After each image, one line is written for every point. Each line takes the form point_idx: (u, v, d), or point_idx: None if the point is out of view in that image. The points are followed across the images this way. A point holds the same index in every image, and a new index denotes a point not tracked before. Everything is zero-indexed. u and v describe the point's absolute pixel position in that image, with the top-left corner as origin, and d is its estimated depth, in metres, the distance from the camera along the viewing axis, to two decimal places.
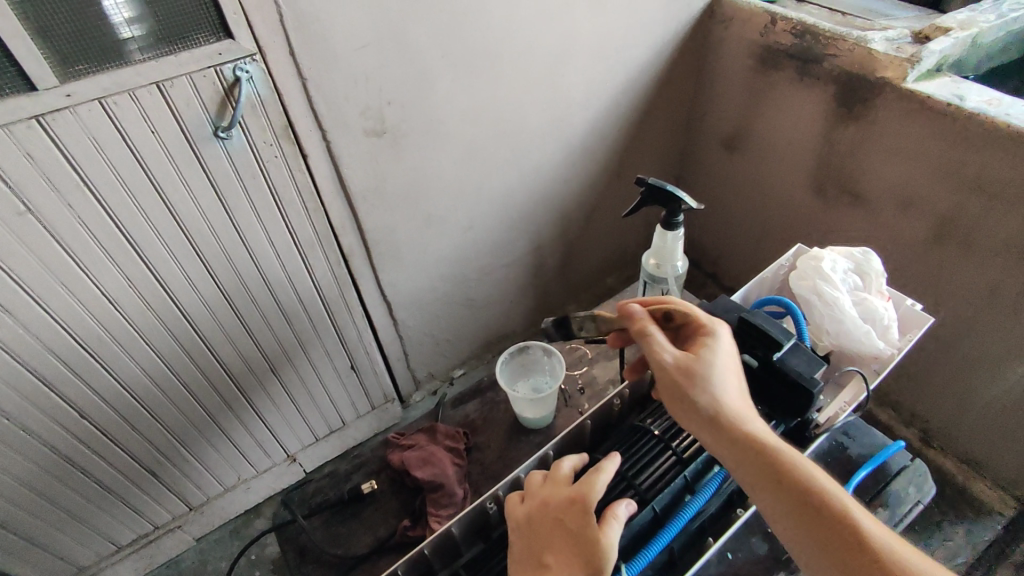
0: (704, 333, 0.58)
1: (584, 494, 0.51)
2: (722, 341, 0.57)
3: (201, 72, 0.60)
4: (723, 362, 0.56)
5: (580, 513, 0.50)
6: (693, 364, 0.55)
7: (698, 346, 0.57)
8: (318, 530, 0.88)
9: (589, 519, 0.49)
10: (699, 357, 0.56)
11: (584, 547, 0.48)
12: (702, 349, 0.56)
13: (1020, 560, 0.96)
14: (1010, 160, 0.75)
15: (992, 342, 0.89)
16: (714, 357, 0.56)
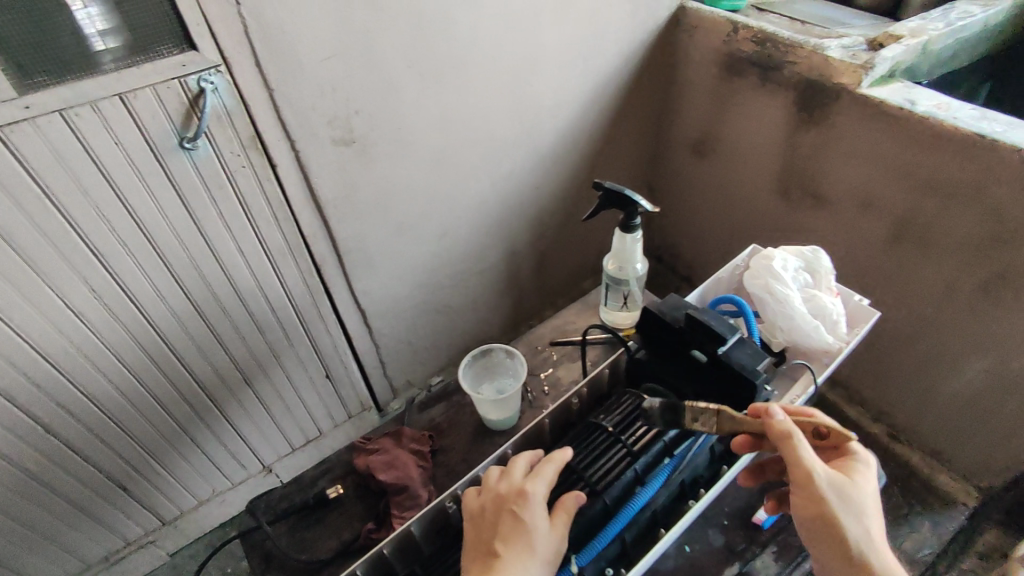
0: (857, 458, 0.53)
1: (540, 486, 0.53)
2: (877, 471, 0.53)
3: (165, 83, 0.60)
4: (873, 497, 0.51)
5: (532, 505, 0.52)
6: (851, 492, 0.50)
7: (855, 471, 0.52)
8: (283, 537, 0.75)
9: (540, 512, 0.51)
10: (855, 485, 0.50)
11: (543, 539, 0.50)
12: (858, 476, 0.51)
13: (985, 550, 1.00)
14: (959, 162, 0.78)
15: (951, 338, 0.92)
16: (872, 490, 0.51)
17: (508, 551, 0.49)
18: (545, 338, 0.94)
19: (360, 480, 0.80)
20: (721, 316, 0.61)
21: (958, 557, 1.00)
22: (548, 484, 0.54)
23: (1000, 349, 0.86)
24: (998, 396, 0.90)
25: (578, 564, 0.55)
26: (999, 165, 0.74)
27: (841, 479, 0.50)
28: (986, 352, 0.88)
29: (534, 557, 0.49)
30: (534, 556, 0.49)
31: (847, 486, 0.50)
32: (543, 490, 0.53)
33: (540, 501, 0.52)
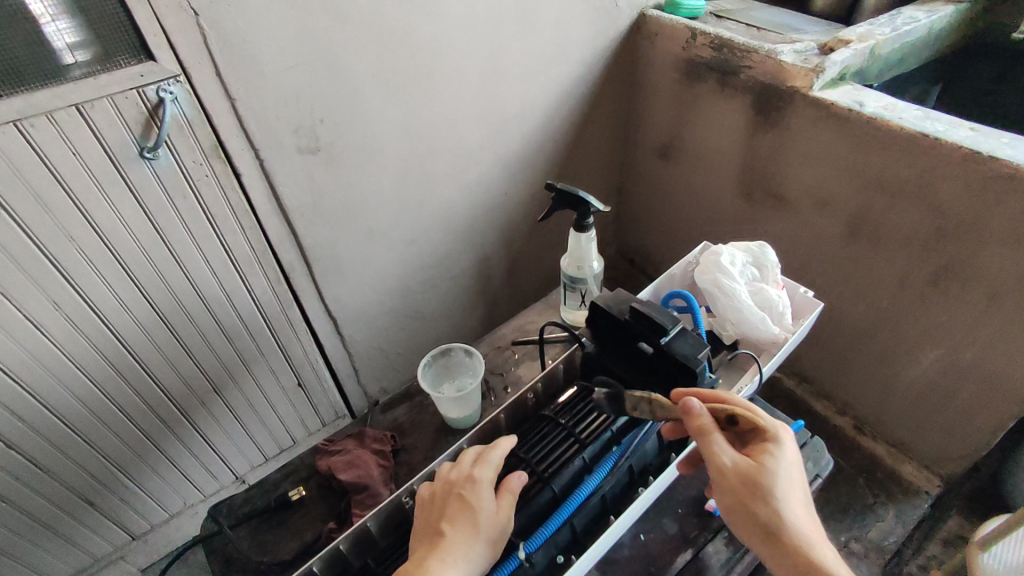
0: (774, 443, 0.54)
1: (486, 472, 0.56)
2: (792, 450, 0.54)
3: (123, 93, 0.60)
4: (787, 478, 0.52)
5: (479, 487, 0.55)
6: (759, 476, 0.51)
7: (768, 456, 0.53)
8: (245, 540, 0.75)
9: (485, 494, 0.54)
10: (767, 470, 0.52)
11: (485, 518, 0.53)
12: (770, 460, 0.52)
13: (946, 536, 1.06)
14: (906, 160, 0.82)
15: (908, 330, 0.95)
16: (789, 472, 0.52)
17: (453, 530, 0.51)
18: (507, 338, 0.96)
19: (322, 481, 0.80)
20: (667, 313, 0.65)
21: (923, 545, 1.05)
22: (494, 468, 0.57)
23: (952, 339, 0.89)
24: (953, 385, 0.93)
25: (526, 551, 0.56)
26: (942, 163, 0.78)
27: (751, 467, 0.52)
28: (940, 343, 0.91)
29: (478, 535, 0.52)
30: (479, 533, 0.52)
31: (758, 474, 0.52)
32: (490, 474, 0.56)
33: (487, 484, 0.55)
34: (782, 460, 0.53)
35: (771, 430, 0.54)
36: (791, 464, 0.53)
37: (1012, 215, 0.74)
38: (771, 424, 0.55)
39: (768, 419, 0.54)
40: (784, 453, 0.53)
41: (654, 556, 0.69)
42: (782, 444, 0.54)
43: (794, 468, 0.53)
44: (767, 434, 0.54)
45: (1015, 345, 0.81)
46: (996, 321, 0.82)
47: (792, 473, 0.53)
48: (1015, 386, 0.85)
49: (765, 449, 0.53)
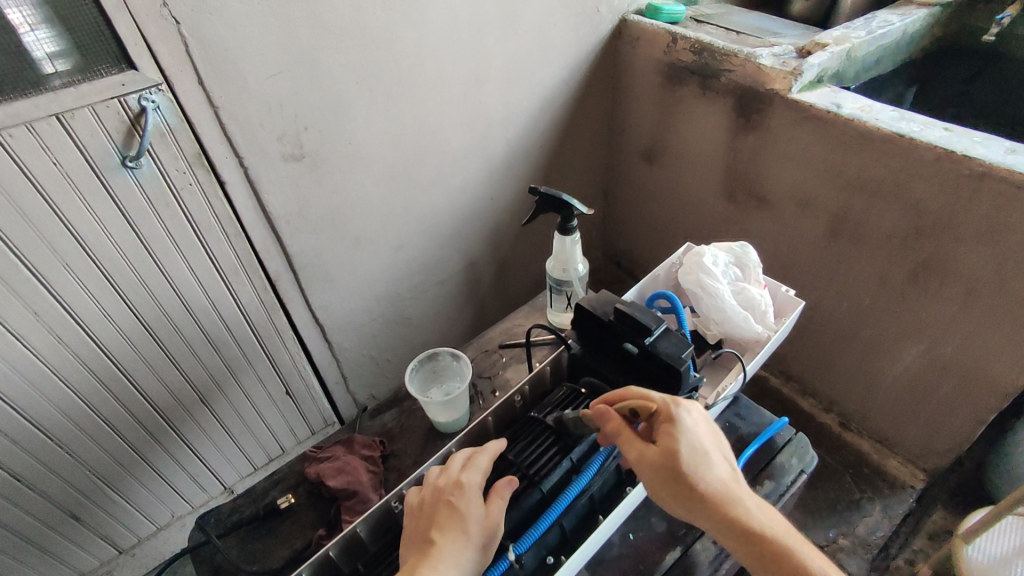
0: (670, 422, 0.54)
1: (473, 478, 0.56)
2: (692, 427, 0.54)
3: (104, 102, 0.60)
4: (691, 455, 0.53)
5: (467, 494, 0.54)
6: (665, 464, 0.53)
7: (667, 438, 0.54)
8: (234, 549, 0.74)
9: (473, 500, 0.54)
10: (670, 454, 0.53)
11: (475, 526, 0.53)
12: (670, 444, 0.53)
13: (932, 529, 1.08)
14: (883, 161, 0.83)
15: (890, 327, 0.97)
16: (691, 447, 0.53)
17: (444, 538, 0.51)
18: (494, 342, 0.96)
19: (311, 488, 0.79)
20: (650, 312, 0.66)
21: (910, 538, 1.07)
22: (482, 474, 0.57)
23: (932, 335, 0.91)
24: (934, 380, 0.95)
25: (516, 552, 0.56)
26: (918, 162, 0.79)
27: (655, 454, 0.54)
28: (920, 339, 0.93)
29: (468, 542, 0.52)
30: (468, 540, 0.52)
31: (662, 459, 0.53)
32: (478, 480, 0.56)
33: (475, 490, 0.55)
34: (682, 438, 0.53)
35: (666, 410, 0.55)
36: (693, 438, 0.54)
37: (986, 213, 0.75)
38: (663, 404, 0.55)
39: (657, 402, 0.55)
40: (682, 429, 0.54)
41: (643, 554, 0.69)
42: (677, 421, 0.54)
43: (698, 440, 0.54)
44: (664, 415, 0.55)
45: (992, 339, 0.83)
46: (973, 316, 0.84)
47: (696, 446, 0.54)
48: (994, 380, 0.86)
49: (664, 431, 0.54)
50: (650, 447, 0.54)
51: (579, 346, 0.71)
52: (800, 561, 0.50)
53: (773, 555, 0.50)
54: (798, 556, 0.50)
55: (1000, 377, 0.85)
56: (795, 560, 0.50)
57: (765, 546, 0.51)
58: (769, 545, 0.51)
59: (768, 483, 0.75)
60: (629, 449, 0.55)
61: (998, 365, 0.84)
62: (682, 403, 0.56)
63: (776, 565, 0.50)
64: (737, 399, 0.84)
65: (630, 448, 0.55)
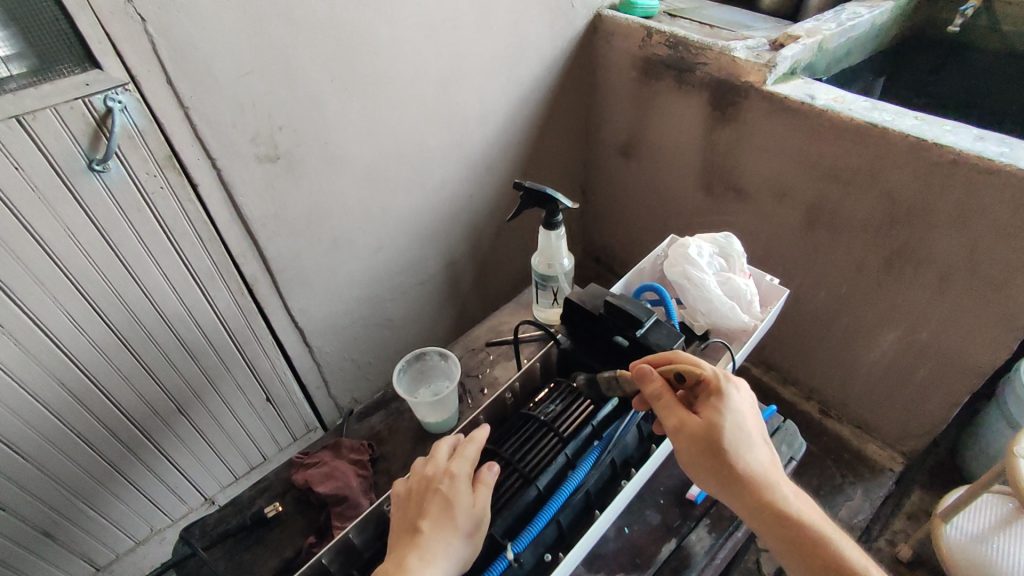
0: (717, 394, 0.55)
1: (460, 465, 0.55)
2: (739, 400, 0.56)
3: (68, 104, 0.58)
4: (733, 426, 0.54)
5: (455, 482, 0.54)
6: (710, 431, 0.53)
7: (712, 408, 0.55)
8: (220, 562, 0.72)
9: (462, 488, 0.54)
10: (714, 422, 0.54)
11: (462, 514, 0.52)
12: (716, 412, 0.54)
13: (910, 510, 1.11)
14: (856, 151, 0.85)
15: (866, 314, 0.99)
16: (735, 422, 0.54)
17: (429, 526, 0.51)
18: (480, 340, 0.96)
19: (299, 494, 0.78)
20: (640, 303, 0.66)
21: (890, 520, 1.10)
22: (472, 462, 0.56)
23: (907, 320, 0.93)
24: (910, 364, 0.97)
25: (514, 551, 0.55)
26: (891, 151, 0.81)
27: (697, 423, 0.54)
28: (896, 325, 0.95)
29: (455, 528, 0.51)
30: (456, 529, 0.51)
31: (704, 429, 0.54)
32: (467, 469, 0.55)
33: (463, 478, 0.55)
34: (727, 411, 0.54)
35: (715, 381, 0.56)
36: (737, 414, 0.55)
37: (958, 199, 0.77)
38: (713, 376, 0.56)
39: (707, 371, 0.56)
40: (728, 404, 0.55)
41: (639, 548, 0.69)
42: (724, 395, 0.55)
43: (741, 416, 0.55)
44: (711, 386, 0.56)
45: (966, 322, 0.85)
46: (947, 300, 0.86)
47: (739, 420, 0.55)
48: (968, 362, 0.88)
49: (709, 402, 0.55)
50: (692, 416, 0.55)
51: (570, 340, 0.72)
52: (829, 545, 0.50)
53: (801, 539, 0.50)
54: (829, 542, 0.50)
55: (973, 359, 0.87)
56: (827, 548, 0.50)
57: (795, 530, 0.51)
58: (801, 528, 0.51)
59: None
60: (669, 414, 0.55)
61: (971, 347, 0.87)
62: (731, 380, 0.57)
63: (805, 549, 0.50)
64: None
65: (670, 413, 0.55)
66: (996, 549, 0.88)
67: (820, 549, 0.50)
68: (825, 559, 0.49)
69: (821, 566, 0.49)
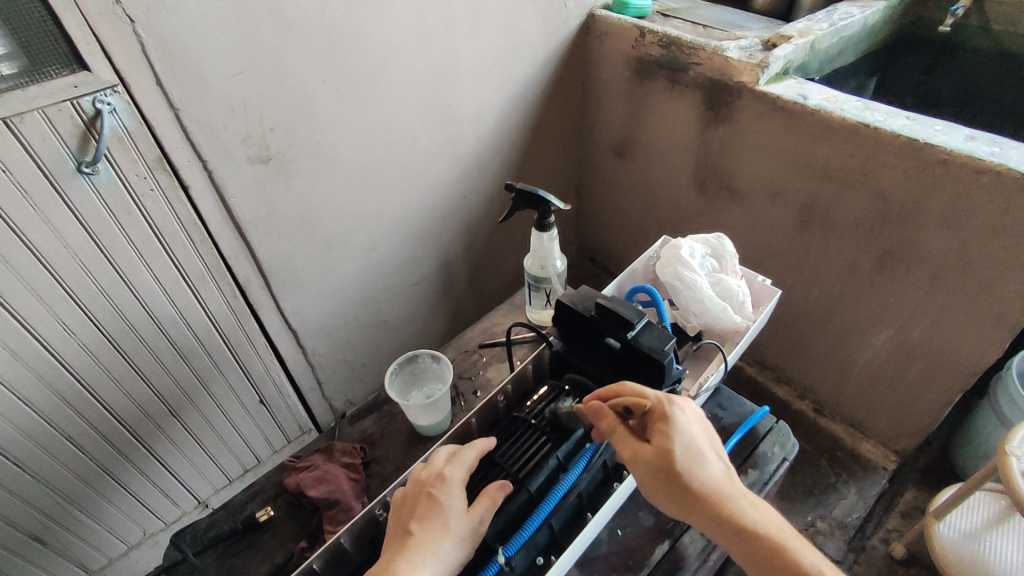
0: (663, 420, 0.55)
1: (455, 471, 0.56)
2: (686, 422, 0.55)
3: (56, 105, 0.57)
4: (685, 451, 0.53)
5: (449, 486, 0.54)
6: (662, 461, 0.53)
7: (660, 436, 0.54)
8: (212, 567, 0.72)
9: (456, 493, 0.54)
10: (664, 450, 0.53)
11: (456, 519, 0.52)
12: (665, 441, 0.53)
13: (904, 509, 1.11)
14: (849, 150, 0.85)
15: (859, 313, 0.99)
16: (685, 446, 0.54)
17: (422, 529, 0.51)
18: (474, 341, 0.96)
19: (291, 498, 0.77)
20: (631, 305, 0.66)
21: (883, 519, 1.11)
22: (467, 468, 0.56)
23: (900, 319, 0.93)
24: (902, 363, 0.97)
25: (506, 554, 0.55)
26: (883, 151, 0.81)
27: (649, 453, 0.54)
28: (889, 324, 0.95)
29: (448, 532, 0.51)
30: (448, 532, 0.51)
31: (656, 459, 0.53)
32: (461, 474, 0.56)
33: (458, 483, 0.55)
34: (675, 436, 0.54)
35: (658, 407, 0.56)
36: (686, 437, 0.54)
37: (950, 198, 0.77)
38: (657, 402, 0.56)
39: (650, 400, 0.56)
40: (675, 428, 0.54)
41: (632, 550, 0.69)
42: (670, 419, 0.55)
43: (691, 438, 0.54)
44: (657, 413, 0.56)
45: (957, 321, 0.85)
46: (938, 299, 0.86)
47: (690, 444, 0.54)
48: (960, 361, 0.89)
49: (657, 429, 0.55)
50: (644, 446, 0.55)
51: (562, 343, 0.72)
52: (794, 560, 0.50)
53: (766, 555, 0.50)
54: (791, 553, 0.50)
55: (965, 358, 0.88)
56: (791, 563, 0.50)
57: (759, 547, 0.51)
58: (765, 544, 0.51)
59: (752, 472, 0.76)
60: (623, 447, 0.56)
61: (963, 346, 0.87)
62: (676, 402, 0.56)
63: (771, 564, 0.50)
64: (718, 390, 0.85)
65: (625, 446, 0.56)
66: (990, 548, 0.89)
67: (787, 567, 0.49)
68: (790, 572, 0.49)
69: None
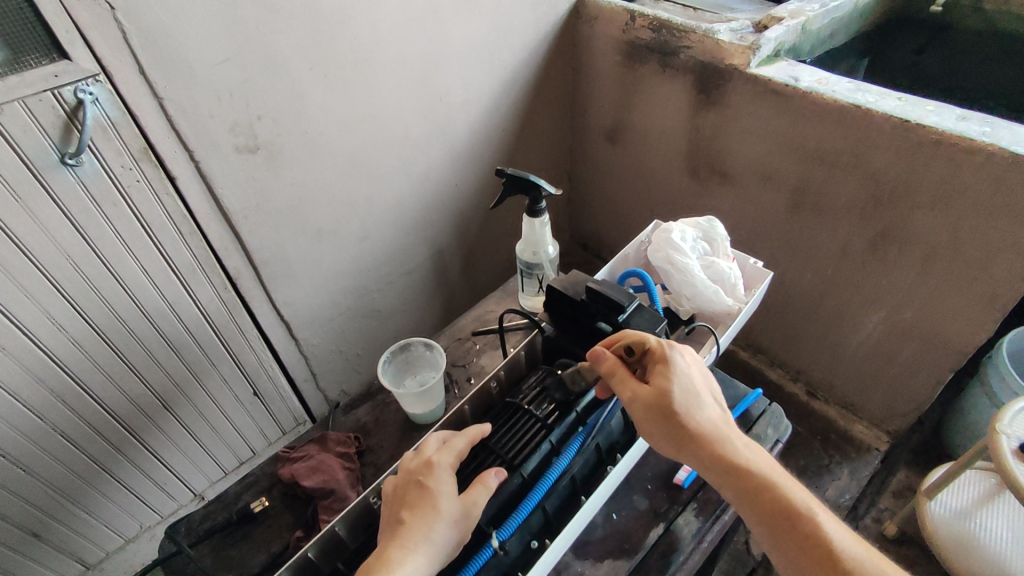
0: (664, 361, 0.55)
1: (441, 458, 0.56)
2: (685, 364, 0.55)
3: (36, 96, 0.56)
4: (682, 390, 0.54)
5: (438, 472, 0.54)
6: (665, 396, 0.53)
7: (660, 377, 0.54)
8: (207, 558, 0.72)
9: (445, 476, 0.54)
10: (665, 387, 0.54)
11: (446, 502, 0.52)
12: (665, 379, 0.54)
13: (896, 488, 1.13)
14: (840, 131, 0.85)
15: (851, 295, 1.00)
16: (683, 387, 0.54)
17: (413, 516, 0.51)
18: (466, 329, 0.96)
19: (286, 489, 0.77)
20: (622, 289, 0.66)
21: (876, 499, 1.12)
22: (457, 454, 0.57)
23: (892, 300, 0.94)
24: (895, 343, 0.98)
25: (500, 538, 0.56)
26: (875, 132, 0.81)
27: (649, 392, 0.54)
28: (881, 307, 0.96)
29: (438, 516, 0.51)
30: (439, 515, 0.51)
31: (656, 397, 0.54)
32: (450, 459, 0.56)
33: (447, 468, 0.55)
34: (674, 377, 0.54)
35: (661, 350, 0.55)
36: (685, 378, 0.55)
37: (941, 178, 0.77)
38: (658, 344, 0.56)
39: (653, 341, 0.56)
40: (675, 369, 0.55)
41: (627, 533, 0.70)
42: (672, 360, 0.55)
43: (689, 380, 0.55)
44: (658, 355, 0.56)
45: (949, 302, 0.86)
46: (930, 281, 0.86)
47: (687, 385, 0.55)
48: (949, 341, 0.90)
49: (658, 370, 0.55)
50: (644, 386, 0.55)
51: (553, 326, 0.71)
52: (782, 496, 0.50)
53: (756, 489, 0.51)
54: (782, 491, 0.51)
55: (956, 338, 0.88)
56: (781, 498, 0.50)
57: (749, 482, 0.51)
58: (755, 482, 0.51)
59: None
60: (622, 388, 0.55)
61: (954, 326, 0.88)
62: (677, 346, 0.56)
63: (760, 498, 0.51)
64: (711, 373, 0.86)
65: (623, 387, 0.56)
66: (979, 525, 0.90)
67: (776, 503, 0.50)
68: (778, 507, 0.50)
69: (776, 517, 0.50)
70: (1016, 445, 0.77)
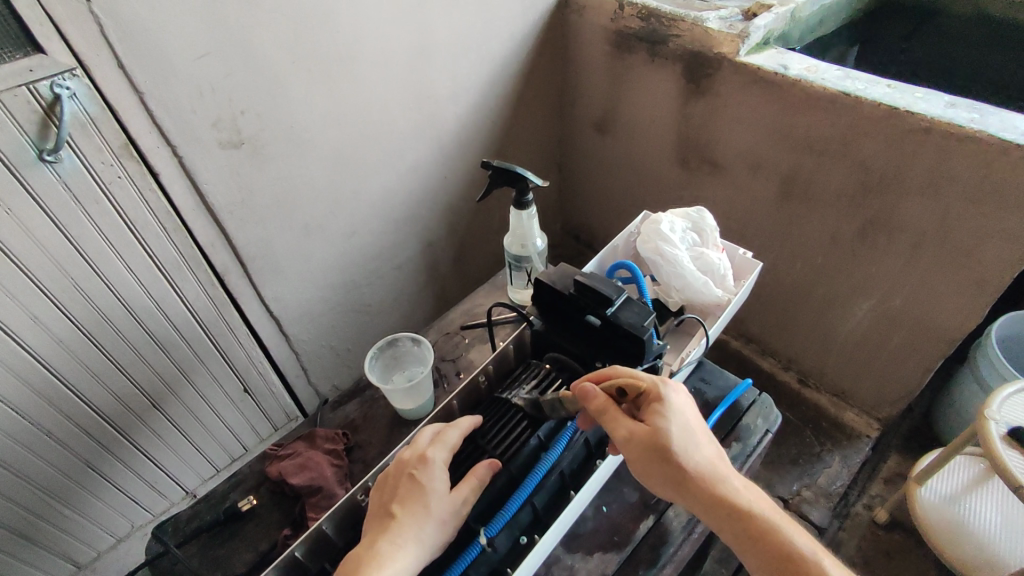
0: (659, 401, 0.55)
1: (435, 454, 0.56)
2: (680, 404, 0.56)
3: (12, 90, 0.55)
4: (678, 429, 0.54)
5: (431, 468, 0.55)
6: (663, 435, 0.53)
7: (656, 415, 0.55)
8: (195, 558, 0.71)
9: (437, 473, 0.54)
10: (660, 428, 0.54)
11: (439, 503, 0.53)
12: (660, 419, 0.54)
13: (887, 474, 1.14)
14: (830, 120, 0.84)
15: (840, 283, 1.00)
16: (680, 427, 0.54)
17: (403, 511, 0.52)
18: (456, 323, 0.95)
19: (274, 487, 0.77)
20: (611, 282, 0.66)
21: (866, 485, 1.13)
22: (449, 449, 0.57)
23: (881, 289, 0.94)
24: (885, 331, 0.98)
25: (487, 536, 0.56)
26: (863, 120, 0.81)
27: (643, 431, 0.54)
28: (870, 295, 0.96)
29: (428, 516, 0.52)
30: (429, 514, 0.52)
31: (651, 437, 0.54)
32: (444, 455, 0.56)
33: (439, 464, 0.55)
34: (670, 417, 0.54)
35: (654, 389, 0.56)
36: (680, 419, 0.55)
37: (929, 166, 0.77)
38: (652, 384, 0.56)
39: (647, 381, 0.56)
40: (671, 410, 0.55)
41: (617, 526, 0.70)
42: (666, 400, 0.55)
43: (685, 420, 0.55)
44: (653, 395, 0.56)
45: (939, 289, 0.86)
46: (919, 268, 0.87)
47: (684, 426, 0.55)
48: (939, 328, 0.90)
49: (653, 410, 0.55)
50: (637, 426, 0.55)
51: (542, 321, 0.71)
52: (780, 537, 0.50)
53: (753, 532, 0.51)
54: (779, 533, 0.50)
55: (944, 325, 0.89)
56: (780, 539, 0.50)
57: (748, 525, 0.51)
58: (750, 523, 0.51)
59: (735, 445, 0.77)
60: (616, 426, 0.55)
61: (943, 313, 0.88)
62: (670, 385, 0.57)
63: (760, 541, 0.50)
64: (701, 364, 0.86)
65: (617, 426, 0.55)
66: (967, 509, 0.91)
67: (775, 544, 0.50)
68: (778, 551, 0.49)
69: (776, 558, 0.49)
70: (1005, 430, 0.77)
